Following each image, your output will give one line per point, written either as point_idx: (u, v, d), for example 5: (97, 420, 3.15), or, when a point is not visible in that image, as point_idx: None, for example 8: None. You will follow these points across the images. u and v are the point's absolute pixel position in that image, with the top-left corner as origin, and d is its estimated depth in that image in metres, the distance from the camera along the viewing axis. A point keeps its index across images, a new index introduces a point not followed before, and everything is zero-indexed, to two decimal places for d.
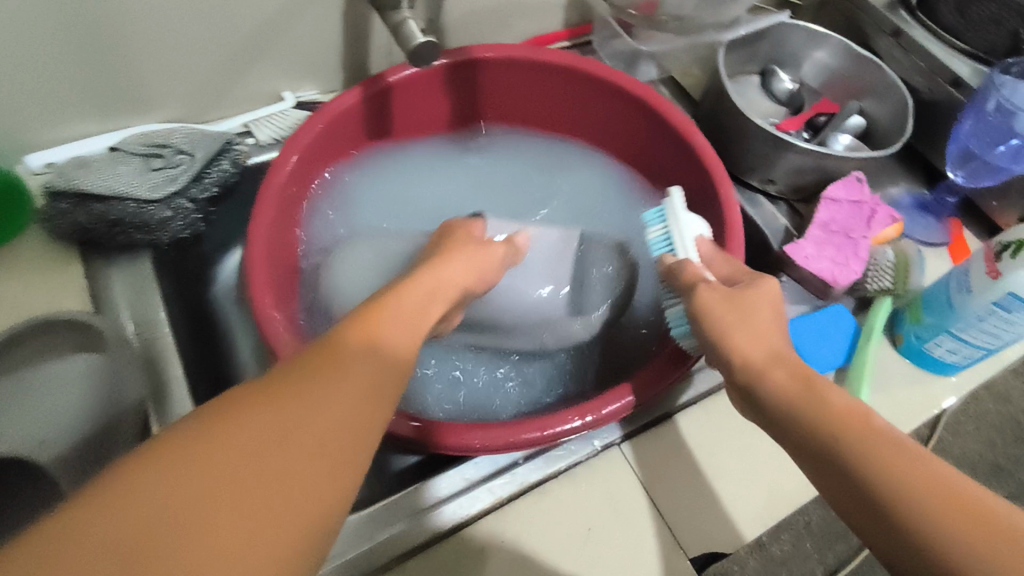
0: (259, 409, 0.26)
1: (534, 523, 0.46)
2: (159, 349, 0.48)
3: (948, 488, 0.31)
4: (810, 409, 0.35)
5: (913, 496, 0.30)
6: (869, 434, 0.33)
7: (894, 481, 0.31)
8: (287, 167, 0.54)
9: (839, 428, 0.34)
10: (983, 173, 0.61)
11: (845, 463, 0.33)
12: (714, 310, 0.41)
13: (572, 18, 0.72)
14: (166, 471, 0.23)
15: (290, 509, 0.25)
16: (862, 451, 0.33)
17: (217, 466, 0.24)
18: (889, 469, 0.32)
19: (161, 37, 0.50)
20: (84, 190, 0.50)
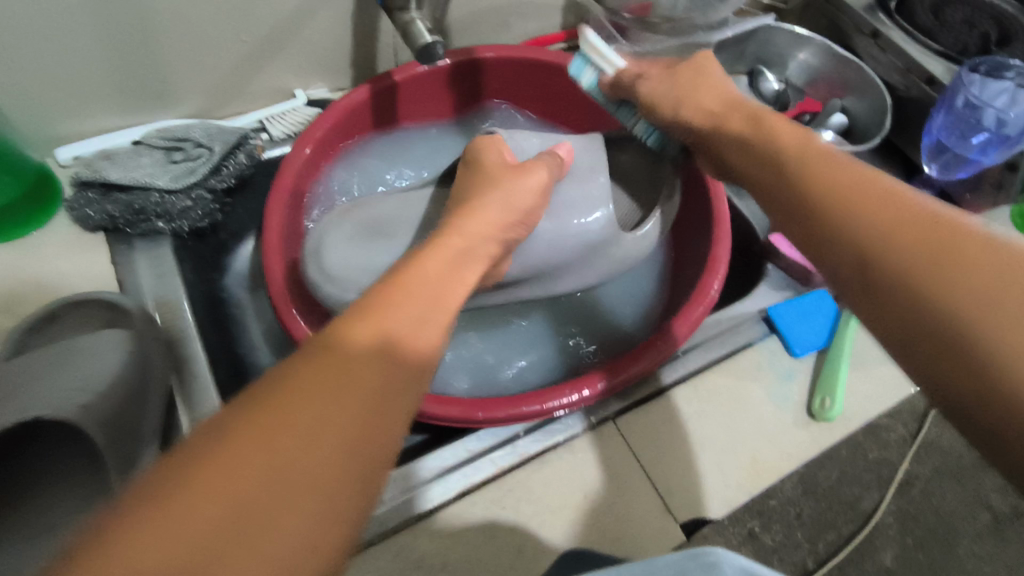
0: (282, 420, 0.25)
1: (533, 489, 0.49)
2: (181, 329, 0.52)
3: (945, 222, 0.30)
4: (779, 189, 0.37)
5: (876, 237, 0.31)
6: (864, 189, 0.33)
7: (884, 230, 0.31)
8: (301, 160, 0.57)
9: (834, 195, 0.33)
10: (955, 165, 0.65)
11: (834, 224, 0.33)
12: (658, 96, 0.48)
13: (569, 21, 0.75)
14: (196, 487, 0.22)
15: (321, 508, 0.24)
16: (836, 201, 0.33)
17: (242, 476, 0.23)
18: (877, 221, 0.31)
19: (184, 36, 0.54)
20: (110, 180, 0.53)
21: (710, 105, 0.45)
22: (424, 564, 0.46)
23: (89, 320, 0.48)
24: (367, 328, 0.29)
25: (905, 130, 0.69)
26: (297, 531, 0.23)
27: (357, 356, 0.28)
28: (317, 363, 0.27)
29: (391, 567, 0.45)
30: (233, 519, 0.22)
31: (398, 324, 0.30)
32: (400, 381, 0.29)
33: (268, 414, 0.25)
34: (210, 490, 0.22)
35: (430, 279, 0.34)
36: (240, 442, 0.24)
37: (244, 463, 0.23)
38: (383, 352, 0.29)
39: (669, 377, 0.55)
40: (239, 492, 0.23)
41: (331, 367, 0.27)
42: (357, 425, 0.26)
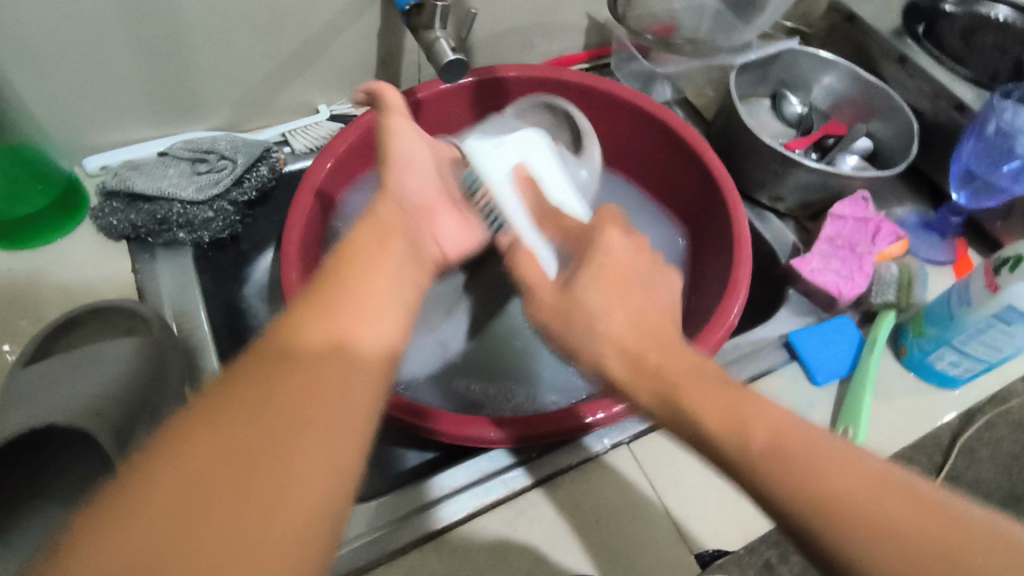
0: (259, 388, 0.27)
1: (545, 512, 0.48)
2: (199, 339, 0.52)
3: (881, 478, 0.30)
4: (778, 481, 0.30)
5: (864, 518, 0.28)
6: (812, 450, 0.31)
7: (808, 490, 0.29)
8: (323, 173, 0.58)
9: (774, 457, 0.31)
10: (985, 194, 0.63)
11: (771, 468, 0.31)
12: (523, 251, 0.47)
13: (592, 41, 0.76)
14: (186, 449, 0.25)
15: (305, 469, 0.26)
16: (791, 476, 0.30)
17: (226, 440, 0.25)
18: (822, 484, 0.29)
19: (213, 50, 0.55)
20: (135, 190, 0.54)
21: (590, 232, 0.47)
22: None
23: (111, 327, 0.49)
24: (318, 318, 0.30)
25: (932, 157, 0.67)
26: (280, 489, 0.25)
27: (287, 359, 0.29)
28: (254, 375, 0.28)
29: None
30: (181, 530, 0.23)
31: (358, 303, 0.32)
32: (347, 373, 0.29)
33: (209, 432, 0.25)
34: (153, 504, 0.23)
35: (377, 246, 0.36)
36: (183, 457, 0.24)
37: (227, 428, 0.26)
38: (356, 338, 0.31)
39: None
40: (183, 505, 0.23)
41: (270, 374, 0.28)
42: (339, 399, 0.28)
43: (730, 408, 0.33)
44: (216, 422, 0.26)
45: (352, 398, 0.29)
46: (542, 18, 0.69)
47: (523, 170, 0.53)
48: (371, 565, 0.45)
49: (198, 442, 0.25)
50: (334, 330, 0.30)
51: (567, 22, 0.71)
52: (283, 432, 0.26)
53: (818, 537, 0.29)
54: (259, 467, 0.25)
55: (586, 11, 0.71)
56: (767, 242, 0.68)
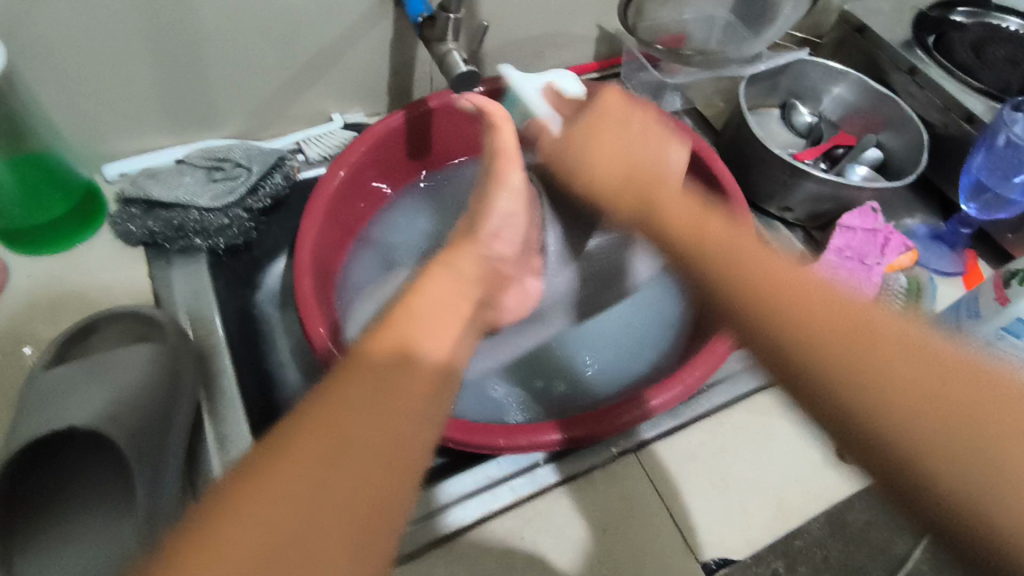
0: (346, 402, 0.28)
1: (551, 520, 0.48)
2: (213, 345, 0.53)
3: (876, 330, 0.31)
4: (775, 330, 0.33)
5: (831, 368, 0.30)
6: (847, 324, 0.32)
7: (778, 302, 0.33)
8: (337, 181, 0.59)
9: (778, 299, 0.33)
10: (996, 207, 0.63)
11: (775, 306, 0.33)
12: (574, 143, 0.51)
13: (602, 51, 0.76)
14: (286, 465, 0.25)
15: (378, 488, 0.26)
16: (799, 320, 0.32)
17: (316, 455, 0.26)
18: (792, 300, 0.33)
19: (231, 60, 0.56)
20: (153, 197, 0.55)
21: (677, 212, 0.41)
22: None
23: (126, 333, 0.50)
24: (389, 339, 0.31)
25: (942, 168, 0.67)
26: (361, 510, 0.26)
27: (362, 379, 0.29)
28: (321, 401, 0.28)
29: None
30: (266, 557, 0.23)
31: (420, 330, 0.33)
32: (414, 385, 0.30)
33: (278, 466, 0.25)
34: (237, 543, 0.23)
35: (438, 300, 0.35)
36: (261, 490, 0.24)
37: (314, 445, 0.26)
38: (420, 349, 0.32)
39: (692, 412, 0.54)
40: (265, 534, 0.24)
41: (338, 393, 0.28)
42: (407, 413, 0.29)
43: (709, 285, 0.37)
44: (292, 451, 0.26)
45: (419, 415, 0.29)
46: (554, 29, 0.70)
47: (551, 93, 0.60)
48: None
49: (295, 460, 0.25)
50: (400, 339, 0.32)
51: (577, 33, 0.72)
52: (350, 444, 0.27)
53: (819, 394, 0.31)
54: (331, 482, 0.25)
55: (597, 22, 0.72)
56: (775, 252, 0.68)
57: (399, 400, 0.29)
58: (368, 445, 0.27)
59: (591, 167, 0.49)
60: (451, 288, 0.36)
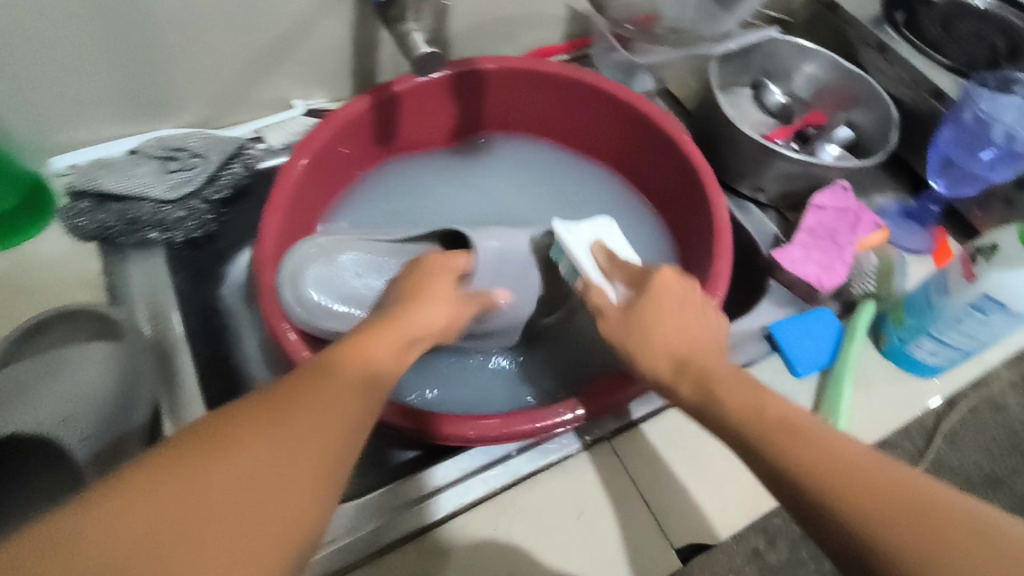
0: (273, 415, 0.31)
1: (523, 513, 0.48)
2: (172, 342, 0.51)
3: (942, 507, 0.30)
4: (844, 490, 0.32)
5: (894, 535, 0.30)
6: (896, 494, 0.31)
7: (786, 447, 0.34)
8: (299, 168, 0.57)
9: (805, 462, 0.33)
10: (963, 183, 0.63)
11: (765, 447, 0.35)
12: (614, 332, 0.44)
13: (572, 32, 0.75)
14: (182, 475, 0.28)
15: (269, 501, 0.29)
16: (835, 481, 0.32)
17: (212, 471, 0.28)
18: (815, 455, 0.34)
19: (183, 46, 0.53)
20: (105, 189, 0.53)
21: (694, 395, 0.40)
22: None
23: (79, 331, 0.47)
24: (378, 347, 0.38)
25: (912, 145, 0.67)
26: (247, 527, 0.28)
27: (314, 378, 0.34)
28: (275, 394, 0.33)
29: None
30: (147, 551, 0.25)
31: (367, 351, 0.37)
32: (338, 389, 0.34)
33: (192, 457, 0.28)
34: (144, 507, 0.26)
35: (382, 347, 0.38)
36: (173, 477, 0.28)
37: (215, 461, 0.28)
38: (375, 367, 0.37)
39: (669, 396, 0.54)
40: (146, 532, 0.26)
41: (257, 414, 0.31)
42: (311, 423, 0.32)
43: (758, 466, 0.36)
44: (203, 462, 0.28)
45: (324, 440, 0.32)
46: (521, 9, 0.68)
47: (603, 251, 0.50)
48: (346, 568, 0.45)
49: (187, 471, 0.28)
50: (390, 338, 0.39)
51: (546, 13, 0.71)
52: (291, 461, 0.30)
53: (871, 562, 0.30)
54: (241, 480, 0.29)
55: (566, 1, 0.71)
56: (748, 232, 0.67)
57: (339, 425, 0.33)
58: (289, 450, 0.30)
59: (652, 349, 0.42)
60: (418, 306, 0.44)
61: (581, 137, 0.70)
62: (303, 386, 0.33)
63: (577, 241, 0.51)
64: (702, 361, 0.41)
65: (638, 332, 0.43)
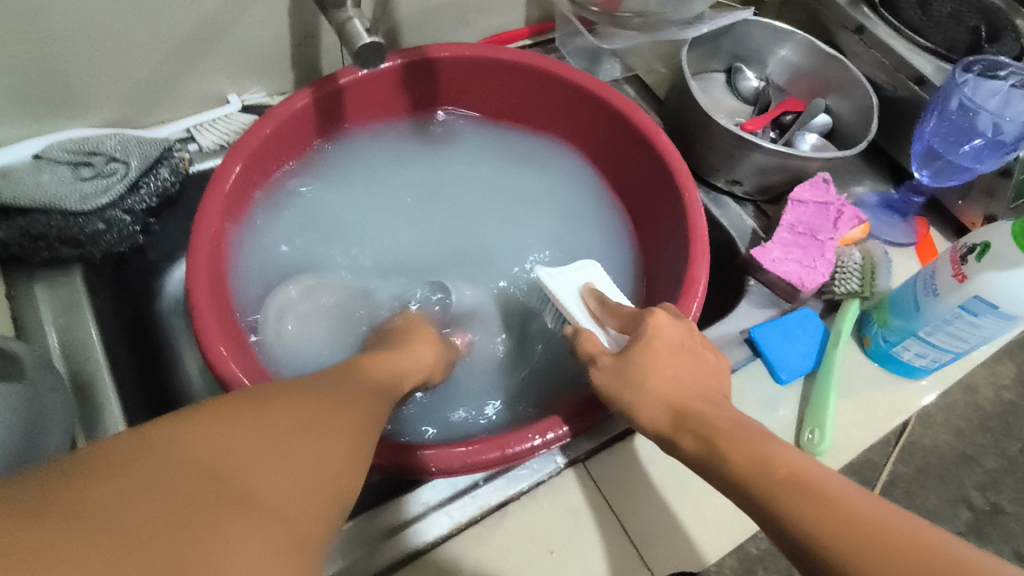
0: (306, 394, 0.30)
1: (492, 548, 0.44)
2: (92, 373, 0.45)
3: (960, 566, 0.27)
4: (845, 546, 0.28)
5: None
6: (904, 548, 0.28)
7: (780, 495, 0.31)
8: (232, 175, 0.51)
9: (800, 505, 0.31)
10: (946, 174, 0.60)
11: (759, 489, 0.32)
12: (610, 390, 0.41)
13: (534, 15, 0.70)
14: (227, 419, 0.26)
15: (314, 457, 0.27)
16: (834, 530, 0.29)
17: (260, 421, 0.27)
18: (811, 496, 0.31)
19: (90, 36, 0.47)
20: (5, 201, 0.46)
21: (694, 445, 0.36)
22: None
23: None
24: (383, 370, 0.40)
25: (891, 133, 0.64)
26: (289, 476, 0.25)
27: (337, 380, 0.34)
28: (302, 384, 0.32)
29: None
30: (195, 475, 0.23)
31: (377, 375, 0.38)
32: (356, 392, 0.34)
33: (258, 404, 0.28)
34: (216, 433, 0.25)
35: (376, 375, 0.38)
36: (220, 418, 0.26)
37: (263, 413, 0.27)
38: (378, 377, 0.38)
39: None
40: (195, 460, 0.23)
41: (293, 394, 0.30)
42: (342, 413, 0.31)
43: (757, 511, 0.33)
44: (240, 413, 0.27)
45: (355, 427, 0.31)
46: None
47: (592, 293, 0.47)
48: None
49: (237, 421, 0.26)
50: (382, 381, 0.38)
51: None
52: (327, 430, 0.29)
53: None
54: (299, 425, 0.28)
55: None
56: (725, 228, 0.63)
57: (359, 412, 0.32)
58: (335, 413, 0.30)
59: (644, 402, 0.40)
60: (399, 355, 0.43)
61: (544, 129, 0.65)
62: (337, 377, 0.35)
63: (561, 289, 0.48)
64: (702, 411, 0.38)
65: (634, 375, 0.40)
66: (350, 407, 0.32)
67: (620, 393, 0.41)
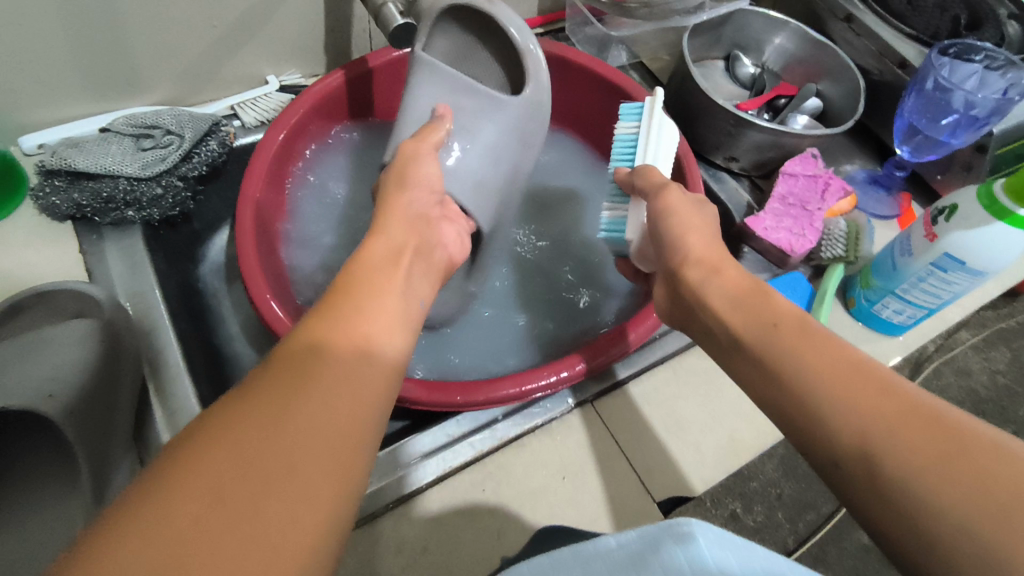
0: (311, 358, 0.28)
1: (508, 475, 0.49)
2: (155, 319, 0.50)
3: (969, 438, 0.28)
4: (862, 411, 0.30)
5: (905, 459, 0.28)
6: (924, 422, 0.29)
7: (822, 375, 0.33)
8: (276, 143, 0.57)
9: (840, 383, 0.32)
10: (925, 148, 0.65)
11: (801, 373, 0.33)
12: (667, 214, 0.44)
13: (546, 6, 0.75)
14: (234, 428, 0.25)
15: (327, 444, 0.26)
16: (862, 404, 0.31)
17: (265, 421, 0.25)
18: (827, 376, 0.32)
19: (152, 21, 0.52)
20: (77, 167, 0.52)
21: (732, 320, 0.38)
22: (405, 550, 0.46)
23: (59, 312, 0.47)
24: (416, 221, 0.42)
25: (878, 114, 0.69)
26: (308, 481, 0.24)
27: (345, 308, 0.31)
28: (308, 334, 0.30)
29: (368, 556, 0.45)
30: (208, 511, 0.22)
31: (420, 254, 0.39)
32: (374, 323, 0.31)
33: (255, 406, 0.26)
34: (224, 454, 0.24)
35: (402, 225, 0.40)
36: (224, 429, 0.25)
37: (268, 411, 0.25)
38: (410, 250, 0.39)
39: (648, 359, 0.56)
40: (204, 496, 0.23)
41: (293, 363, 0.28)
42: (358, 369, 0.29)
43: (777, 391, 0.34)
44: (241, 416, 0.25)
45: (370, 387, 0.29)
46: None
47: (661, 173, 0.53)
48: (371, 516, 0.46)
49: (242, 430, 0.25)
50: (393, 244, 0.38)
51: None
52: (342, 406, 0.27)
53: (846, 465, 0.30)
54: (309, 410, 0.26)
55: None
56: (722, 201, 0.69)
57: (376, 362, 0.30)
58: (352, 368, 0.29)
59: (679, 236, 0.43)
60: (406, 189, 0.43)
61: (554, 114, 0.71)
62: (366, 259, 0.35)
63: (649, 132, 0.55)
64: (755, 289, 0.39)
65: (683, 227, 0.43)
66: (362, 356, 0.29)
67: (667, 228, 0.44)
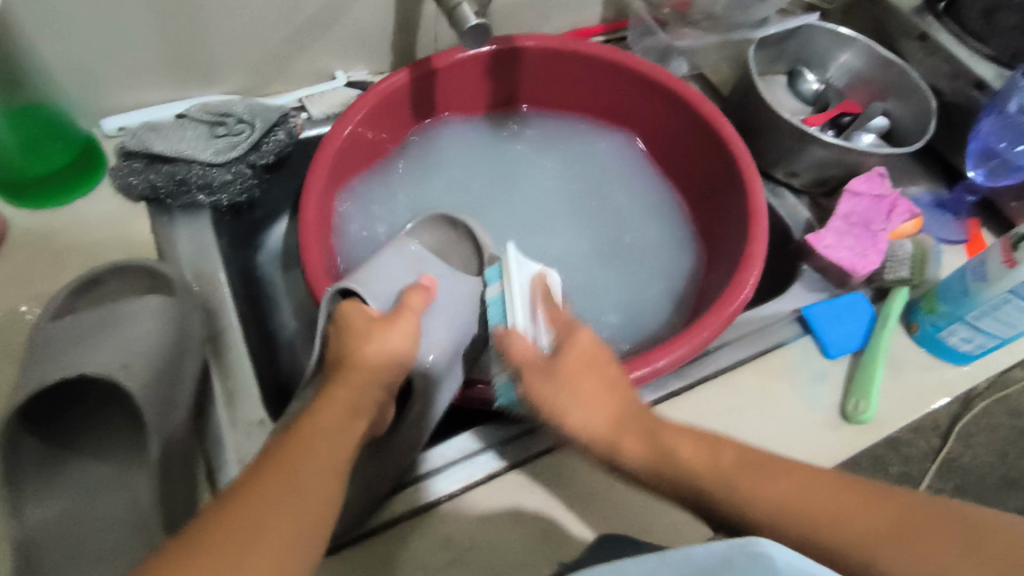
0: (272, 483, 0.33)
1: (553, 480, 0.48)
2: (219, 300, 0.51)
3: (938, 519, 0.33)
4: (843, 524, 0.34)
5: (902, 560, 0.32)
6: (898, 520, 0.33)
7: (785, 502, 0.35)
8: (343, 137, 0.58)
9: (809, 506, 0.35)
10: (1000, 173, 0.63)
11: (764, 504, 0.36)
12: (539, 389, 0.42)
13: (609, 15, 0.75)
14: (209, 551, 0.31)
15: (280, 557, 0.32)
16: (835, 520, 0.34)
17: (231, 544, 0.31)
18: (801, 509, 0.35)
19: (232, 14, 0.54)
20: (155, 150, 0.54)
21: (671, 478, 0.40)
22: (448, 547, 0.45)
23: (132, 286, 0.49)
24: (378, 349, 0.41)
25: (949, 136, 0.67)
26: None
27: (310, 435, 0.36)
28: (275, 460, 0.35)
29: (411, 548, 0.45)
30: None
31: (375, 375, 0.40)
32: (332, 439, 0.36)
33: (221, 529, 0.31)
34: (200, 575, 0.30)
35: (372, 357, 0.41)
36: (203, 553, 0.31)
37: (236, 532, 0.31)
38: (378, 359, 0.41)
39: (700, 372, 0.56)
40: None
41: (262, 491, 0.33)
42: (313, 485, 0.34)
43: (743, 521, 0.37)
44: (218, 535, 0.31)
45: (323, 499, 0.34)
46: None
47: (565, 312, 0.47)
48: (405, 515, 0.46)
49: (212, 555, 0.31)
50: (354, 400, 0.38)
51: None
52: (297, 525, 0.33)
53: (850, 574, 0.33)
54: (268, 530, 0.32)
55: None
56: (782, 217, 0.68)
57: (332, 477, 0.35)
58: (308, 489, 0.34)
59: (577, 414, 0.41)
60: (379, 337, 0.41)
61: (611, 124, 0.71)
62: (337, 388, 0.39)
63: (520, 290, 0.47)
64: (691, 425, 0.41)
65: (561, 403, 0.42)
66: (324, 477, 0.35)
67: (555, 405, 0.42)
